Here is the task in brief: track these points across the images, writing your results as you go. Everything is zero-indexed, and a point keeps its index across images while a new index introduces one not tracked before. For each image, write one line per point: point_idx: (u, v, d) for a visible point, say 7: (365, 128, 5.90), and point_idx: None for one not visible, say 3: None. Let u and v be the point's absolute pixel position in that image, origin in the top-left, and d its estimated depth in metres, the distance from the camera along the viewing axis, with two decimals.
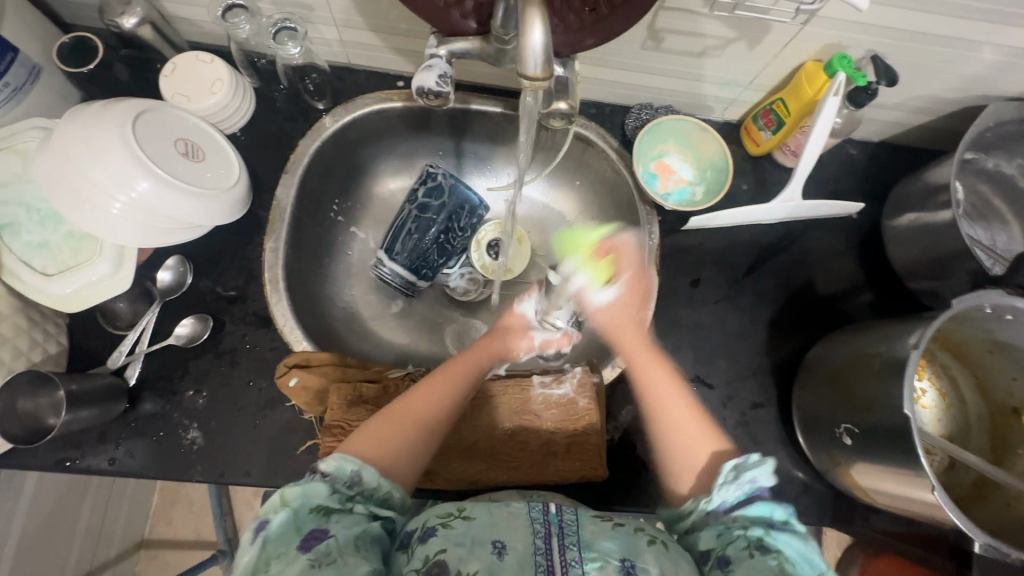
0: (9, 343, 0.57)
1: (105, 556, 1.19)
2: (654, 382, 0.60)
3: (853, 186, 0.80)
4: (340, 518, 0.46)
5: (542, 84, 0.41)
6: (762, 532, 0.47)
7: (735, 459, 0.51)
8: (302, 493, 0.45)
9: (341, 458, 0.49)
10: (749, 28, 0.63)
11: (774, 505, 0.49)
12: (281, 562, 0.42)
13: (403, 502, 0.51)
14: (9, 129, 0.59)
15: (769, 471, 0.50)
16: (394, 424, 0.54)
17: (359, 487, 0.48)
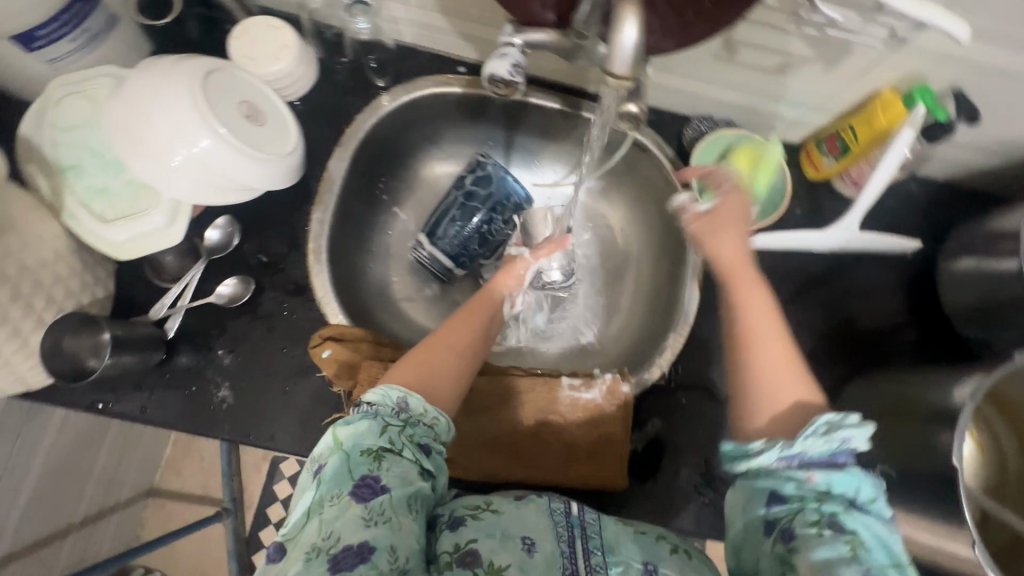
0: (62, 283, 0.58)
1: (115, 499, 1.22)
2: (751, 306, 0.55)
3: (911, 222, 0.77)
4: (390, 464, 0.44)
5: (627, 84, 0.41)
6: (838, 509, 0.44)
7: (833, 415, 0.46)
8: (353, 435, 0.45)
9: (386, 388, 0.48)
10: (829, 48, 0.60)
11: (857, 477, 0.45)
12: (335, 506, 0.42)
13: (451, 432, 0.49)
14: (83, 74, 0.60)
15: (867, 435, 0.45)
16: (441, 356, 0.53)
17: (406, 416, 0.47)
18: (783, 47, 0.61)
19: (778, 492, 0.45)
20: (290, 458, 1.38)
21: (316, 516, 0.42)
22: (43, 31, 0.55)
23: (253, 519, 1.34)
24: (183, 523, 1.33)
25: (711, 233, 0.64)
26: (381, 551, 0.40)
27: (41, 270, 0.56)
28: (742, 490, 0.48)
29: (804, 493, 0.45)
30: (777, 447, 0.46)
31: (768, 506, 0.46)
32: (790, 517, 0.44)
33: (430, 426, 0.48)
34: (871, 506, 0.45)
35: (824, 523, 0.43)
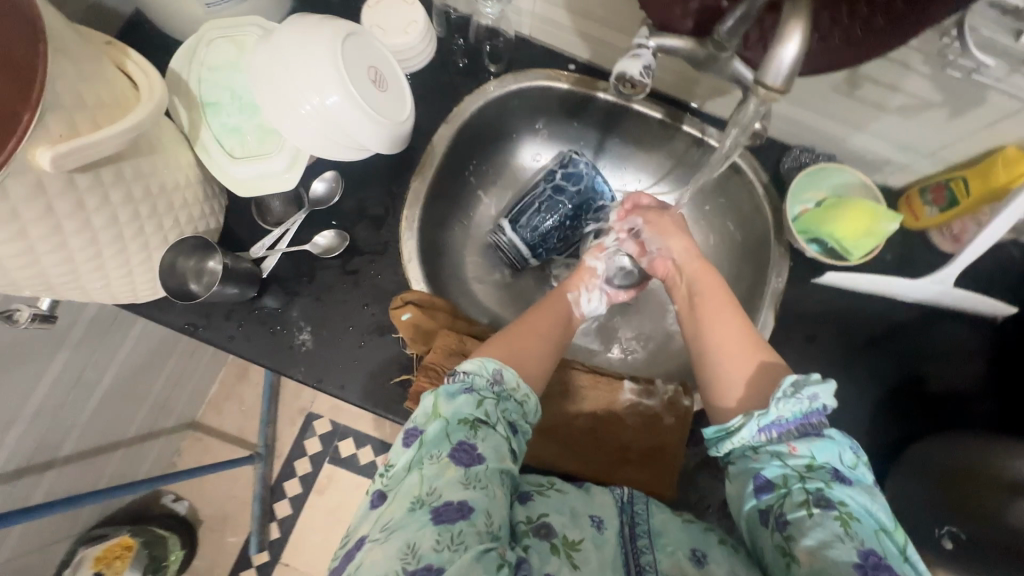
0: (188, 209, 0.62)
1: (162, 424, 1.28)
2: (705, 293, 0.62)
3: (1008, 287, 0.73)
4: (485, 434, 0.50)
5: (777, 96, 0.42)
6: (822, 484, 0.45)
7: (798, 375, 0.48)
8: (453, 405, 0.51)
9: (482, 361, 0.55)
10: (960, 96, 0.59)
11: (834, 443, 0.47)
12: (436, 466, 0.48)
13: (537, 412, 0.55)
14: (234, 21, 0.65)
15: (831, 390, 0.47)
16: (527, 338, 0.60)
17: (499, 389, 0.54)
18: (911, 89, 0.60)
19: (763, 474, 0.47)
20: (324, 416, 1.42)
21: (418, 470, 0.48)
22: None
23: (281, 468, 1.39)
24: (217, 459, 1.39)
25: (659, 233, 0.71)
26: (478, 512, 0.46)
27: (175, 195, 0.60)
28: (737, 478, 0.49)
29: (789, 471, 0.47)
30: (755, 419, 0.49)
31: (760, 496, 0.47)
32: (781, 501, 0.46)
33: (519, 403, 0.54)
34: (853, 472, 0.47)
35: (811, 502, 0.45)
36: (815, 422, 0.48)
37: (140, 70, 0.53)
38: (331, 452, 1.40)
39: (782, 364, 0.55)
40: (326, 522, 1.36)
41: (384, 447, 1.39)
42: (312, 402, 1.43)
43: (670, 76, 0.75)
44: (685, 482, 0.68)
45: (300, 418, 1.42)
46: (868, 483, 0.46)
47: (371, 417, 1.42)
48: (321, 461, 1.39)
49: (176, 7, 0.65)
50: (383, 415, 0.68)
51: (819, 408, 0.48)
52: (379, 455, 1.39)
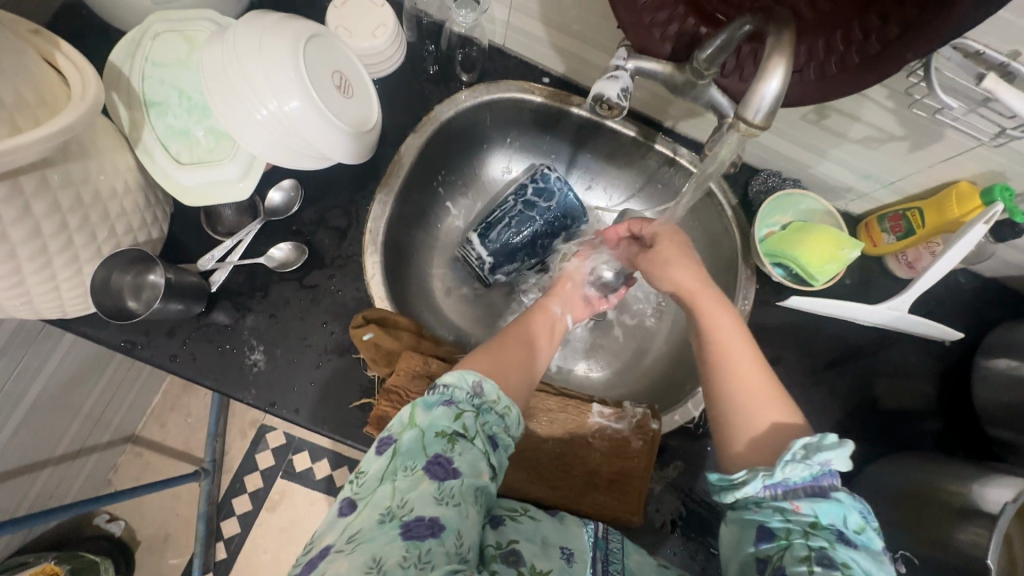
0: (126, 218, 0.57)
1: (97, 439, 1.19)
2: (716, 317, 0.58)
3: (956, 314, 0.76)
4: (462, 449, 0.47)
5: (756, 132, 0.43)
6: (826, 544, 0.41)
7: (808, 437, 0.44)
8: (429, 416, 0.48)
9: (461, 372, 0.51)
10: (920, 131, 0.60)
11: (843, 505, 0.43)
12: (408, 478, 0.45)
13: (519, 425, 0.51)
14: (185, 16, 0.60)
15: (846, 454, 0.43)
16: (511, 354, 0.57)
17: (480, 402, 0.50)
18: (874, 122, 0.62)
19: (765, 527, 0.44)
20: (278, 429, 1.35)
21: (389, 482, 0.45)
22: None
23: (229, 485, 1.31)
24: (158, 475, 1.30)
25: (664, 266, 0.65)
26: (450, 531, 0.43)
27: (111, 203, 0.54)
28: (735, 525, 0.46)
29: (791, 526, 0.43)
30: (760, 477, 0.44)
31: (758, 544, 0.44)
32: (780, 554, 0.43)
33: (501, 416, 0.50)
34: (861, 537, 0.43)
35: (813, 559, 0.41)
36: (824, 483, 0.44)
37: (71, 63, 0.47)
38: (285, 466, 1.33)
39: (800, 425, 0.49)
40: (277, 540, 1.29)
41: (341, 461, 1.34)
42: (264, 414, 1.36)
43: (643, 95, 0.74)
44: (650, 505, 0.67)
45: (252, 431, 1.35)
46: (877, 549, 0.43)
47: None
48: (274, 476, 1.32)
49: None
50: (341, 441, 0.64)
51: (830, 471, 0.44)
52: (335, 470, 1.33)
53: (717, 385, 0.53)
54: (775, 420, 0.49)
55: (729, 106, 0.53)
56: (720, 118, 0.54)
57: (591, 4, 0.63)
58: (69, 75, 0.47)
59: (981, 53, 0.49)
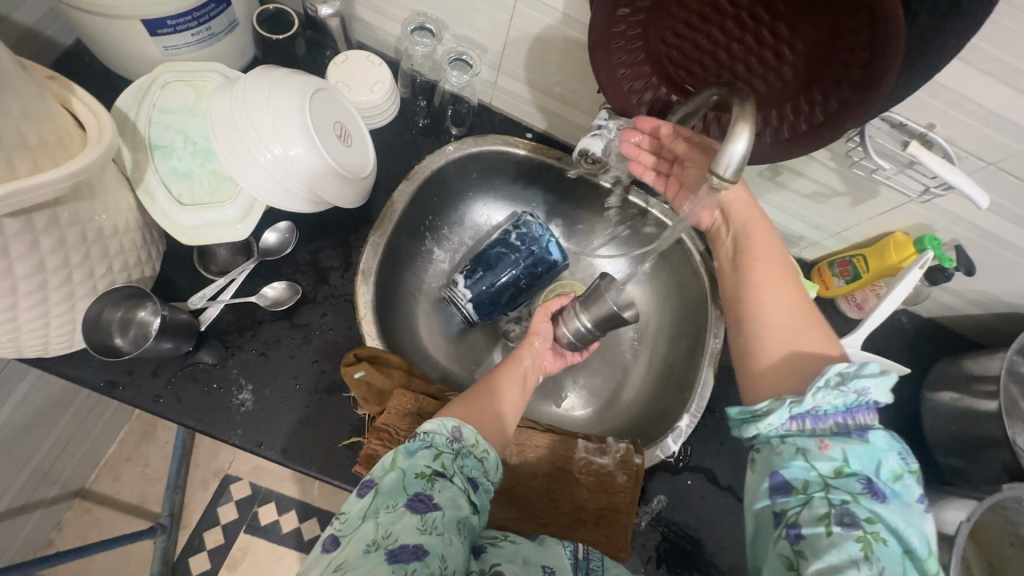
0: (123, 255, 0.57)
1: (44, 492, 1.11)
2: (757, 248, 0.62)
3: (901, 352, 0.84)
4: (443, 486, 0.47)
5: (728, 185, 0.49)
6: (849, 497, 0.42)
7: (845, 365, 0.47)
8: (410, 457, 0.49)
9: (440, 419, 0.52)
10: (859, 188, 0.69)
11: (874, 444, 0.45)
12: (391, 514, 0.45)
13: (497, 469, 0.53)
14: (194, 69, 0.64)
15: (886, 386, 0.46)
16: (488, 402, 0.60)
17: (459, 446, 0.51)
18: (819, 180, 0.70)
19: (784, 474, 0.45)
20: (243, 479, 1.29)
21: (372, 518, 0.45)
22: (172, 22, 0.59)
23: (187, 541, 1.23)
24: (108, 533, 1.21)
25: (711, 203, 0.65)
26: (434, 556, 0.43)
27: (112, 240, 0.55)
28: (760, 468, 0.48)
29: (813, 474, 0.44)
30: (788, 406, 0.48)
31: (774, 497, 0.45)
32: (798, 511, 0.43)
33: (479, 460, 0.51)
34: (892, 485, 0.43)
35: (833, 518, 0.41)
36: (859, 420, 0.46)
37: (88, 108, 0.49)
38: (249, 520, 1.26)
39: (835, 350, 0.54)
40: None
41: (309, 512, 1.28)
42: (229, 463, 1.30)
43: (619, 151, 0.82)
44: (636, 541, 0.69)
45: (216, 481, 1.28)
46: (909, 500, 0.43)
47: (296, 479, 1.31)
48: (236, 530, 1.25)
49: (126, 44, 0.62)
50: (329, 481, 0.63)
51: (865, 402, 0.47)
52: (303, 522, 1.27)
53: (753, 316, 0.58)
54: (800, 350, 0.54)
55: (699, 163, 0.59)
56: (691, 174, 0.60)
57: (574, 71, 0.70)
58: (87, 120, 0.49)
59: (904, 125, 0.58)
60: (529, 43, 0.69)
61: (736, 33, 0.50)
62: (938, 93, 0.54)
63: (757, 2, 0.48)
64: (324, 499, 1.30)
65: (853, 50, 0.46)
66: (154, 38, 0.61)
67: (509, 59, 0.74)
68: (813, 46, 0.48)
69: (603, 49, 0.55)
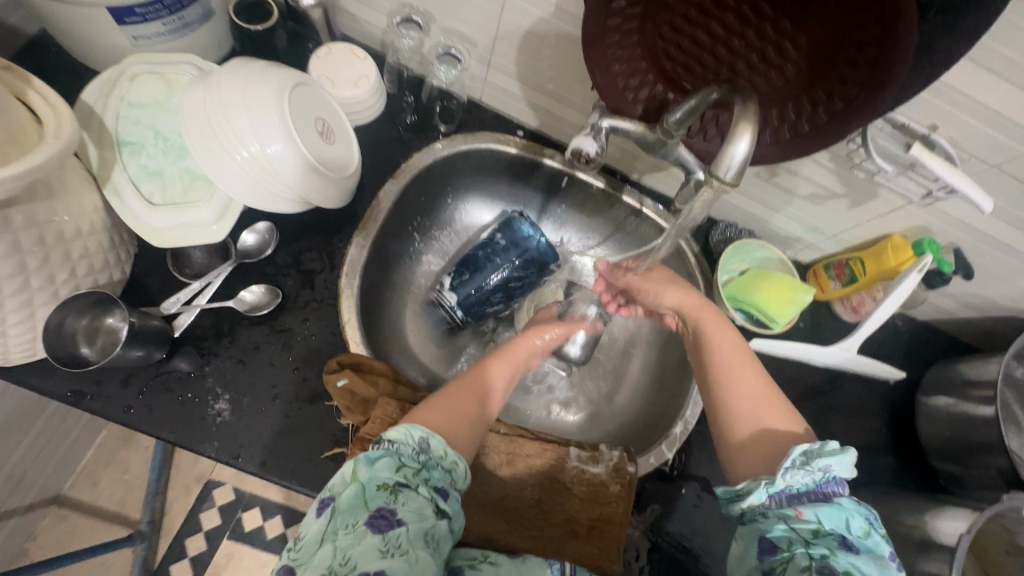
0: (88, 259, 0.54)
1: (16, 500, 1.07)
2: (710, 330, 0.61)
3: (897, 356, 0.82)
4: (406, 498, 0.45)
5: (728, 188, 0.47)
6: (827, 550, 0.41)
7: (808, 443, 0.46)
8: (371, 469, 0.46)
9: (408, 427, 0.50)
10: (858, 190, 0.67)
11: (843, 509, 0.44)
12: (350, 535, 0.42)
13: (465, 480, 0.51)
14: (167, 61, 0.61)
15: (847, 462, 0.45)
16: (461, 399, 0.56)
17: (426, 458, 0.49)
18: (816, 180, 0.69)
19: (767, 537, 0.44)
20: (226, 484, 1.26)
21: (329, 542, 0.42)
22: (141, 10, 0.56)
23: (168, 549, 1.20)
24: (85, 541, 1.17)
25: (656, 285, 0.68)
26: None
27: (74, 243, 0.52)
28: (742, 537, 0.46)
29: (793, 534, 0.43)
30: (763, 483, 0.46)
31: (762, 555, 0.43)
32: (785, 565, 0.42)
33: (446, 471, 0.49)
34: (865, 542, 0.42)
35: (815, 569, 0.40)
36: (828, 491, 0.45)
37: (45, 100, 0.46)
38: (233, 525, 1.23)
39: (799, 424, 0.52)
40: None
41: (295, 518, 1.26)
42: (212, 467, 1.27)
43: (613, 150, 0.79)
44: (629, 553, 0.67)
45: (198, 486, 1.25)
46: (883, 555, 0.42)
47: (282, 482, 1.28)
48: (219, 536, 1.22)
49: (93, 34, 0.58)
50: (309, 493, 0.60)
51: (833, 478, 0.45)
52: (289, 527, 1.25)
53: (719, 399, 0.56)
54: (776, 428, 0.52)
55: (695, 163, 0.58)
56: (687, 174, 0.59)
57: (566, 66, 0.68)
58: (42, 113, 0.45)
59: (906, 125, 0.56)
60: (519, 37, 0.67)
61: (738, 28, 0.48)
62: (943, 94, 0.52)
63: None
64: (310, 504, 1.27)
65: (859, 47, 0.44)
66: (122, 27, 0.57)
67: (500, 54, 0.71)
68: (817, 41, 0.46)
69: (596, 45, 0.53)
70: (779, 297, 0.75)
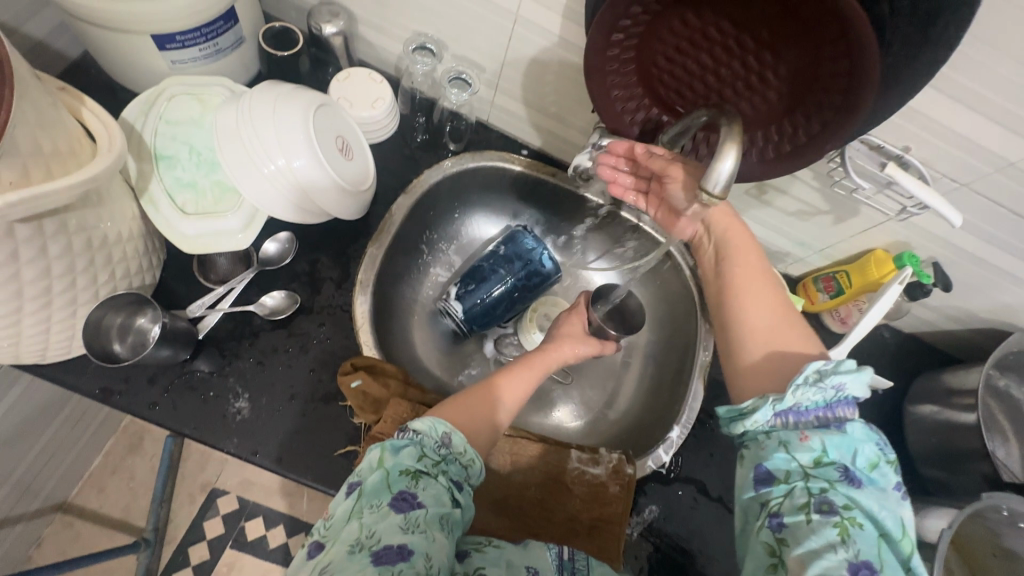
0: (125, 263, 0.58)
1: (25, 504, 1.08)
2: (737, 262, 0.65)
3: (884, 366, 0.86)
4: (426, 484, 0.48)
5: (718, 202, 0.51)
6: (826, 484, 0.44)
7: (822, 362, 0.48)
8: (395, 457, 0.49)
9: (434, 421, 0.53)
10: (841, 207, 0.72)
11: (851, 438, 0.46)
12: (374, 514, 0.46)
13: (480, 477, 0.54)
14: (201, 83, 0.66)
15: (859, 381, 0.47)
16: (479, 403, 0.59)
17: (446, 452, 0.52)
18: (802, 198, 0.73)
19: (769, 463, 0.47)
20: (230, 493, 1.28)
21: (355, 519, 0.45)
22: (181, 37, 0.61)
23: (171, 557, 1.21)
24: (89, 548, 1.18)
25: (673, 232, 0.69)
26: (418, 555, 0.43)
27: (115, 247, 0.56)
28: (746, 462, 0.49)
29: (795, 464, 0.46)
30: (770, 404, 0.49)
31: (760, 482, 0.47)
32: (782, 498, 0.45)
33: (464, 466, 0.52)
34: (869, 473, 0.45)
35: (812, 506, 0.43)
36: (838, 415, 0.48)
37: (97, 118, 0.51)
38: (236, 535, 1.24)
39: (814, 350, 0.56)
40: None
41: (297, 528, 1.27)
42: (216, 475, 1.29)
43: None
44: (628, 553, 0.69)
45: (202, 495, 1.27)
46: (885, 487, 0.45)
47: (285, 492, 1.30)
48: (222, 545, 1.23)
49: (136, 58, 0.64)
50: (323, 489, 0.63)
51: (842, 399, 0.48)
52: (292, 537, 1.26)
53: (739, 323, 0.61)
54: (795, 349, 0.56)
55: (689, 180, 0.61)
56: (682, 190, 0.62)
57: (568, 91, 0.73)
58: (97, 130, 0.50)
59: (882, 147, 0.61)
60: (526, 64, 0.72)
61: (724, 58, 0.53)
62: (913, 118, 0.57)
63: (743, 31, 0.51)
64: (313, 514, 1.28)
65: (833, 76, 0.49)
66: (163, 52, 0.63)
67: (507, 79, 0.76)
68: (795, 71, 0.51)
69: (597, 71, 0.57)
70: None
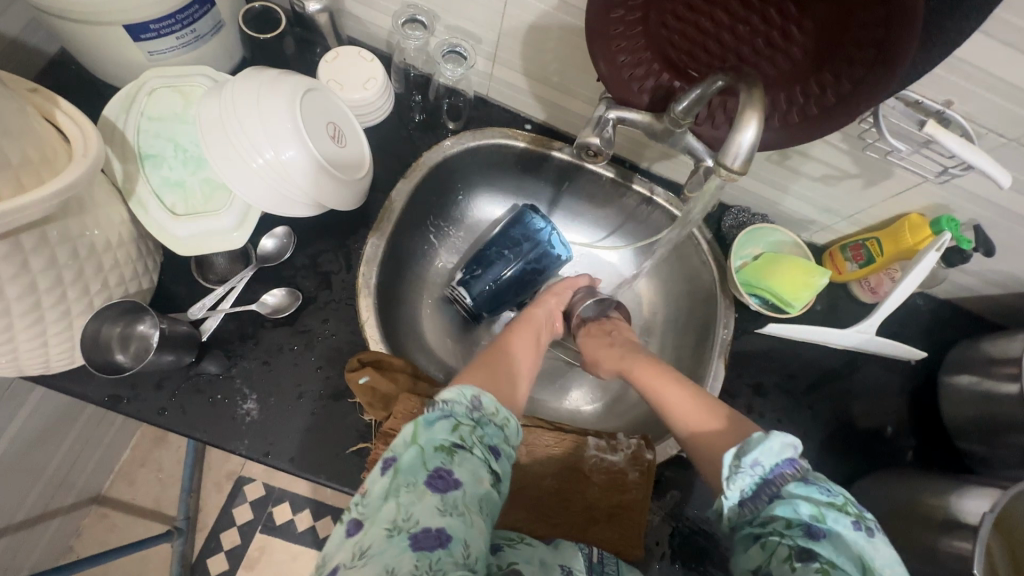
0: (117, 270, 0.57)
1: (61, 500, 1.12)
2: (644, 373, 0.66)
3: (918, 335, 0.81)
4: (463, 459, 0.46)
5: (736, 177, 0.47)
6: (797, 543, 0.41)
7: (735, 446, 0.47)
8: (429, 431, 0.47)
9: (460, 388, 0.51)
10: (872, 169, 0.66)
11: (792, 500, 0.43)
12: (411, 493, 0.43)
13: (519, 434, 0.51)
14: (182, 74, 0.63)
15: (773, 447, 0.45)
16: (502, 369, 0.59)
17: (478, 415, 0.50)
18: (829, 161, 0.68)
19: (751, 539, 0.44)
20: (256, 480, 1.30)
21: (392, 499, 0.43)
22: (156, 26, 0.58)
23: (205, 543, 1.25)
24: (126, 537, 1.23)
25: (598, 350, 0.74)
26: (457, 542, 0.41)
27: (104, 255, 0.55)
28: (733, 545, 0.46)
29: (767, 533, 0.43)
30: (722, 498, 0.46)
31: (750, 554, 0.44)
32: (769, 560, 0.42)
33: (499, 427, 0.50)
34: (824, 524, 0.41)
35: (795, 556, 0.41)
36: (776, 482, 0.44)
37: (72, 120, 0.48)
38: (265, 520, 1.28)
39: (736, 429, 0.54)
40: None
41: (323, 511, 1.29)
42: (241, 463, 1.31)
43: (621, 140, 0.79)
44: (650, 538, 0.68)
45: (229, 482, 1.30)
46: (845, 532, 0.41)
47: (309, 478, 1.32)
48: (252, 530, 1.27)
49: (114, 53, 0.61)
50: (336, 486, 0.63)
51: (773, 467, 0.45)
52: (317, 521, 1.29)
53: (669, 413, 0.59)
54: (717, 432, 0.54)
55: (705, 152, 0.57)
56: (697, 162, 0.58)
57: (571, 58, 0.68)
58: (70, 132, 0.48)
59: (920, 103, 0.55)
60: (524, 31, 0.67)
61: (742, 13, 0.48)
62: (956, 68, 0.51)
63: None
64: (337, 497, 1.30)
65: (864, 27, 0.44)
66: (139, 43, 0.59)
67: (505, 49, 0.71)
68: (823, 23, 0.46)
69: (599, 37, 0.53)
70: (789, 284, 0.74)
